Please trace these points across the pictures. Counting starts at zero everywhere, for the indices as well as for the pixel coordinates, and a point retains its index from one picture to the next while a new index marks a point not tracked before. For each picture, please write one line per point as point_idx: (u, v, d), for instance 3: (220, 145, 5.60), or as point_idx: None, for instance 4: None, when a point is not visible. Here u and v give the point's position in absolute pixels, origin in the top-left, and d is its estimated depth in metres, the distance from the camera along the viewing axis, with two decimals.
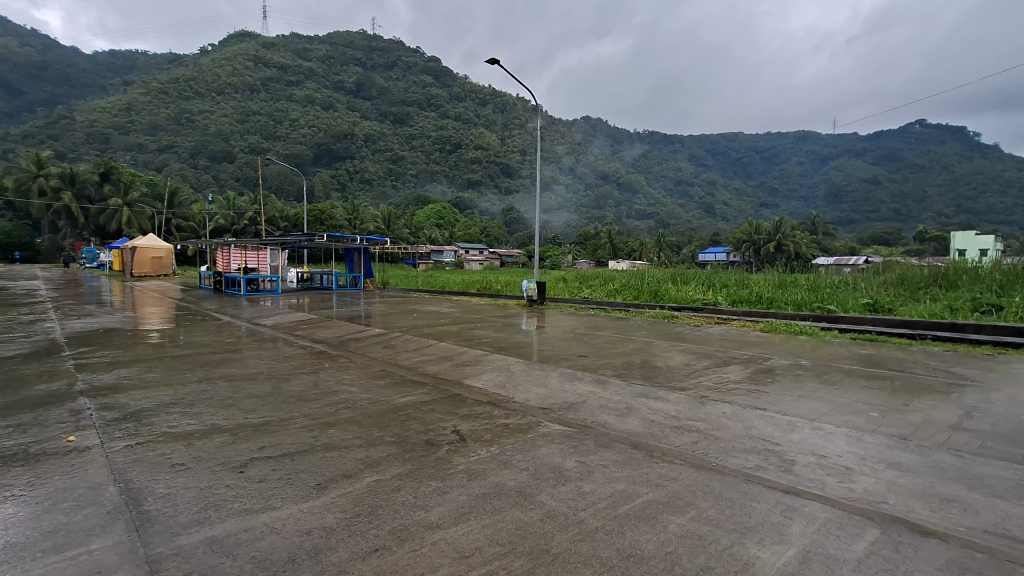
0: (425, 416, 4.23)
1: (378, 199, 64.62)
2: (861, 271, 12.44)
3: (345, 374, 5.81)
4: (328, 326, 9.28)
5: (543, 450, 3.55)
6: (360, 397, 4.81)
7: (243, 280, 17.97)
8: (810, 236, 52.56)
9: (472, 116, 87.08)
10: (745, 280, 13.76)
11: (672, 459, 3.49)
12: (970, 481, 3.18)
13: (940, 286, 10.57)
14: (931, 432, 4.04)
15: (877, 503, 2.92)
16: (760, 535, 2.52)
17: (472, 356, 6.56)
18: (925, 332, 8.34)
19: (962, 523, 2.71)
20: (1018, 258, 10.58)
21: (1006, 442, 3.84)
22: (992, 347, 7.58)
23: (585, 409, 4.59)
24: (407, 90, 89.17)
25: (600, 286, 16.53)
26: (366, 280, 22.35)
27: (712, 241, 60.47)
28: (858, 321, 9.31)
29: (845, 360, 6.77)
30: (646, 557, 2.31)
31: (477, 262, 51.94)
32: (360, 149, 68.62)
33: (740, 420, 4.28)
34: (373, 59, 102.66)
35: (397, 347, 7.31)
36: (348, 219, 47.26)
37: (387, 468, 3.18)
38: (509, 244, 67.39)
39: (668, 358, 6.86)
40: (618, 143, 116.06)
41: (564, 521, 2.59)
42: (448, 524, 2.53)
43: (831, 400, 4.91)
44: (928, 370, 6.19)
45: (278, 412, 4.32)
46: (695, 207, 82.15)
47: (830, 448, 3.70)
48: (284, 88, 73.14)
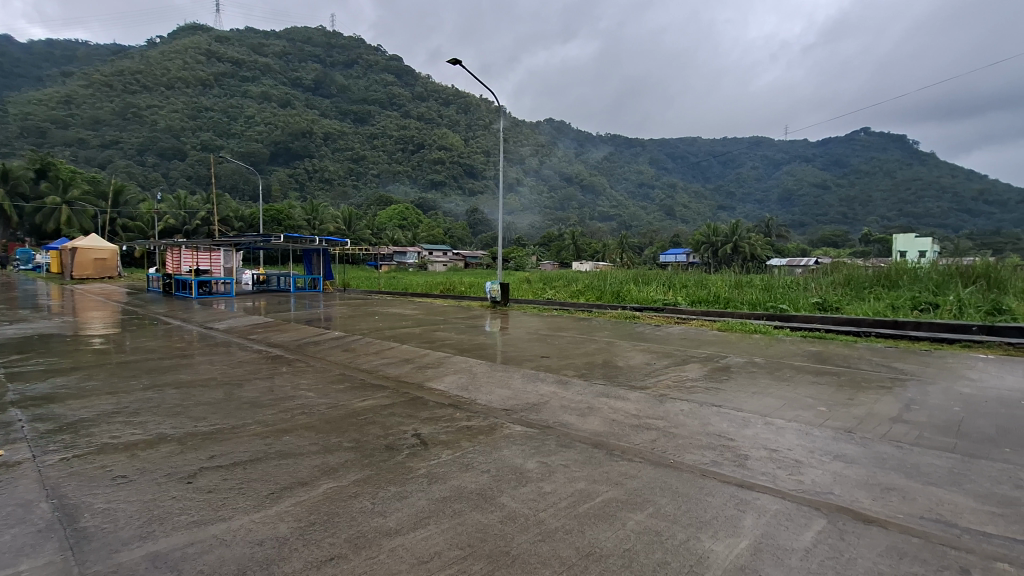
0: (386, 420, 4.16)
1: (338, 199, 63.46)
2: (812, 271, 13.00)
3: (303, 378, 5.66)
4: (287, 329, 9.03)
5: (506, 452, 3.55)
6: (319, 402, 4.68)
7: (193, 282, 17.22)
8: (764, 239, 54.69)
9: (435, 116, 86.32)
10: (703, 280, 14.18)
11: (631, 458, 3.54)
12: (908, 470, 3.36)
13: (883, 285, 11.16)
14: (873, 425, 4.26)
15: (822, 493, 3.06)
16: (715, 529, 2.58)
17: (434, 358, 6.52)
18: (869, 329, 8.79)
19: (901, 509, 2.86)
20: (953, 259, 11.32)
21: (939, 432, 4.08)
22: (930, 343, 8.05)
23: (547, 410, 4.62)
24: (368, 89, 87.87)
25: (564, 287, 16.76)
26: (325, 282, 21.85)
27: (672, 242, 62.11)
28: (808, 319, 9.70)
29: (795, 357, 7.06)
30: (604, 555, 2.33)
31: (440, 263, 51.78)
32: (319, 148, 67.14)
33: (697, 418, 4.39)
34: (333, 56, 100.40)
35: (358, 350, 7.18)
36: (307, 219, 46.14)
37: (345, 474, 3.11)
38: (473, 245, 67.41)
39: (628, 357, 6.99)
40: (581, 146, 117.75)
41: (524, 523, 2.59)
42: (406, 529, 2.49)
43: (783, 396, 5.10)
44: (872, 365, 6.52)
45: (230, 419, 4.15)
46: (656, 209, 83.97)
47: (780, 443, 3.85)
48: (239, 83, 70.63)
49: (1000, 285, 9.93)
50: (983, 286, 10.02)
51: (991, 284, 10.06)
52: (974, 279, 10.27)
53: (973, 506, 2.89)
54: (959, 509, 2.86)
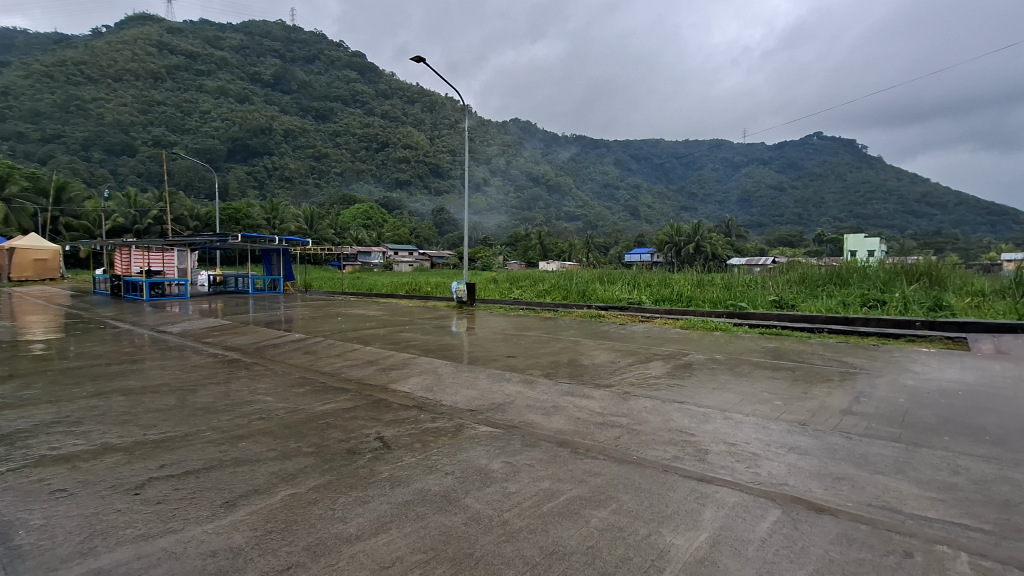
0: (348, 424, 4.08)
1: (299, 198, 61.99)
2: (769, 271, 13.38)
3: (261, 382, 5.48)
4: (244, 333, 8.72)
5: (470, 453, 3.53)
6: (278, 406, 4.56)
7: (144, 284, 16.51)
8: (725, 239, 56.33)
9: (399, 114, 85.32)
10: (667, 279, 14.42)
11: (595, 455, 3.57)
12: (858, 460, 3.51)
13: (835, 283, 11.62)
14: (825, 417, 4.44)
15: (778, 485, 3.16)
16: (675, 523, 2.64)
17: (398, 359, 6.41)
18: (823, 326, 9.14)
19: (850, 498, 2.99)
20: (898, 258, 11.92)
21: (886, 423, 4.28)
22: (877, 337, 8.43)
23: (512, 409, 4.61)
24: (330, 86, 86.16)
25: (530, 286, 16.83)
26: (285, 283, 21.29)
27: (636, 242, 63.30)
28: (765, 317, 10.04)
29: (753, 353, 7.29)
30: (568, 553, 2.34)
31: (405, 263, 51.33)
32: (279, 145, 65.39)
33: (659, 414, 4.49)
34: (293, 51, 97.66)
35: (319, 353, 7.02)
36: (266, 219, 44.88)
37: (304, 480, 3.02)
38: (439, 245, 67.00)
39: (593, 356, 7.06)
40: (547, 146, 118.69)
41: (488, 524, 2.58)
42: (367, 535, 2.44)
43: (741, 391, 5.25)
44: (824, 360, 6.78)
45: (183, 426, 3.98)
46: (621, 210, 85.40)
47: (738, 436, 3.96)
48: (193, 77, 67.95)
49: (940, 282, 10.52)
50: (926, 283, 10.58)
51: (932, 282, 10.64)
52: (917, 277, 10.84)
53: (916, 492, 3.04)
54: (905, 496, 3.00)
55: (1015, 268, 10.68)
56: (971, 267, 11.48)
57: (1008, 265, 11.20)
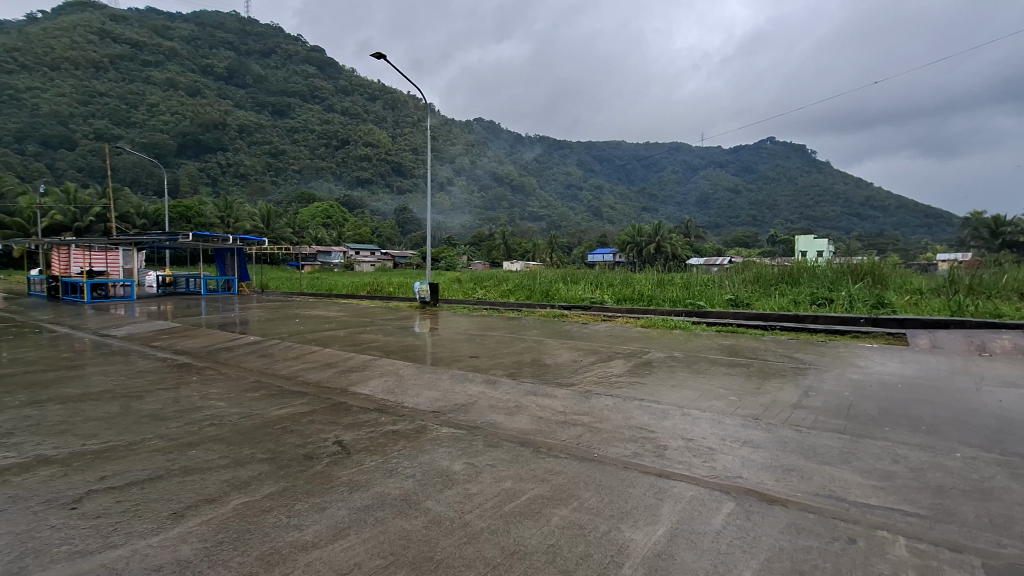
0: (305, 428, 3.97)
1: (254, 196, 60.03)
2: (725, 271, 13.76)
3: (213, 387, 5.26)
4: (195, 336, 8.36)
5: (430, 455, 3.49)
6: (230, 412, 4.39)
7: (85, 285, 15.63)
8: (685, 239, 57.89)
9: (360, 111, 83.79)
10: (628, 279, 14.65)
11: (557, 453, 3.60)
12: (807, 452, 3.65)
13: (787, 283, 12.09)
14: (777, 411, 4.62)
15: (732, 477, 3.27)
16: (635, 518, 2.68)
17: (359, 361, 6.29)
18: (776, 323, 9.50)
19: (799, 487, 3.12)
20: (845, 258, 12.54)
21: (832, 415, 4.50)
22: (826, 334, 8.82)
23: (475, 410, 4.59)
24: (287, 80, 83.73)
25: (493, 286, 16.85)
26: (240, 284, 20.53)
27: (599, 243, 64.31)
28: (722, 315, 10.37)
29: (710, 351, 7.50)
30: (529, 553, 2.35)
31: (367, 263, 50.52)
32: (233, 140, 63.09)
33: (620, 411, 4.57)
34: (248, 43, 94.20)
35: (274, 355, 6.83)
36: (220, 217, 43.28)
37: (258, 488, 2.93)
38: (402, 245, 66.09)
39: (556, 356, 7.10)
40: (511, 146, 118.77)
41: (449, 526, 2.56)
42: (324, 542, 2.38)
43: (698, 387, 5.41)
44: (776, 356, 7.06)
45: (126, 435, 3.78)
46: (584, 210, 86.35)
47: (695, 431, 4.07)
48: (139, 68, 64.52)
49: (881, 280, 11.15)
50: (869, 282, 11.15)
51: (875, 281, 11.23)
52: (862, 276, 11.43)
53: (859, 481, 3.19)
54: (848, 484, 3.15)
55: (949, 267, 11.40)
56: (910, 267, 12.20)
57: (943, 265, 11.96)
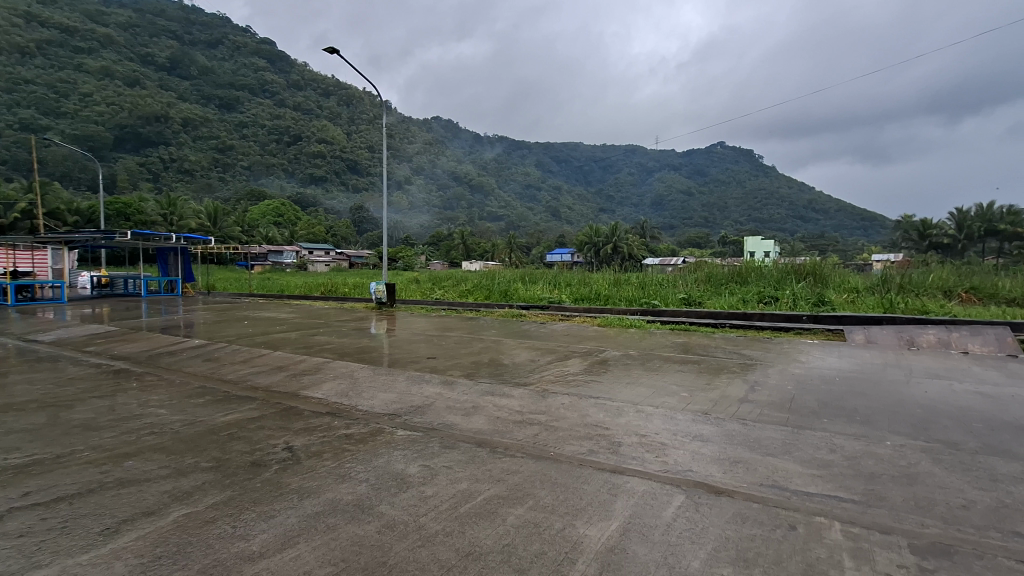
0: (252, 434, 3.83)
1: (200, 192, 57.54)
2: (679, 271, 14.16)
3: (153, 394, 4.99)
4: (135, 340, 7.94)
5: (386, 459, 3.43)
6: (172, 419, 4.18)
7: (8, 287, 14.47)
8: (640, 240, 59.34)
9: (313, 107, 81.47)
10: (585, 279, 14.87)
11: (514, 453, 3.62)
12: (752, 444, 3.82)
13: (736, 282, 12.57)
14: (725, 406, 4.80)
15: (683, 471, 3.37)
16: (588, 515, 2.73)
17: (310, 364, 6.13)
18: (725, 321, 9.87)
19: (746, 479, 3.25)
20: (789, 258, 13.16)
21: (777, 408, 4.71)
22: (772, 331, 9.24)
23: (432, 411, 4.55)
24: (235, 73, 80.51)
25: (452, 286, 16.78)
26: (185, 285, 19.58)
27: (558, 243, 65.12)
28: (675, 313, 10.69)
29: (664, 348, 7.73)
30: (484, 553, 2.35)
31: (321, 262, 49.32)
32: (176, 135, 60.23)
33: (576, 410, 4.63)
34: (192, 33, 89.91)
35: (221, 360, 6.55)
36: (162, 215, 41.20)
37: (201, 498, 2.80)
38: (358, 244, 64.77)
39: (513, 355, 7.11)
40: (468, 146, 118.34)
41: (404, 530, 2.52)
42: (271, 552, 2.30)
43: (652, 384, 5.56)
44: (725, 353, 7.35)
45: (54, 447, 3.54)
46: (542, 211, 86.80)
47: (648, 428, 4.18)
48: (70, 54, 60.37)
49: (822, 279, 11.75)
50: (811, 281, 11.76)
51: (816, 279, 11.84)
52: (805, 276, 12.02)
53: (800, 470, 3.36)
54: (790, 474, 3.31)
55: (883, 267, 12.12)
56: (848, 267, 12.91)
57: (877, 265, 12.71)
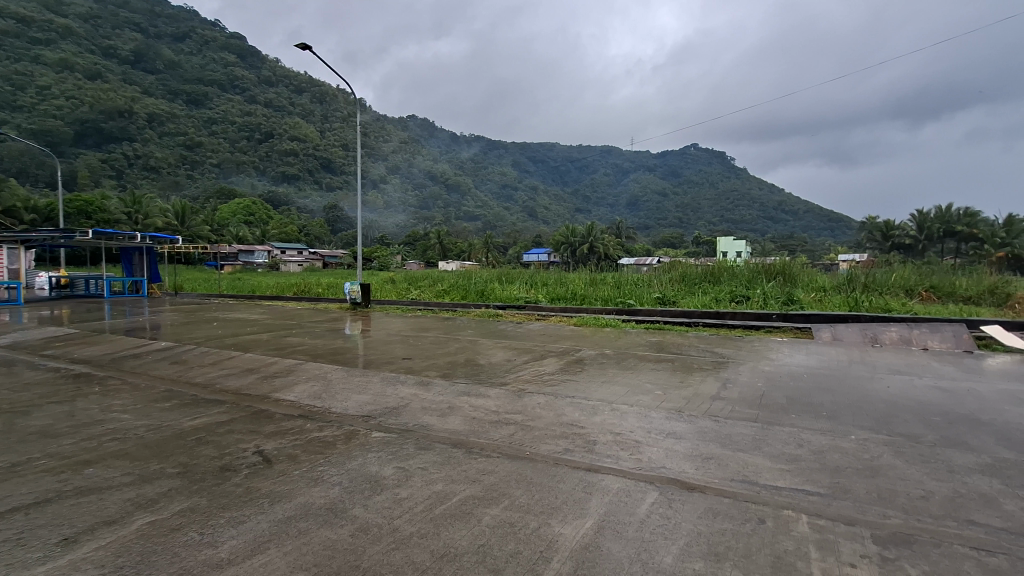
0: (222, 439, 3.74)
1: (167, 190, 55.94)
2: (654, 270, 14.34)
3: (116, 398, 4.83)
4: (96, 343, 7.65)
5: (359, 461, 3.39)
6: (136, 425, 4.04)
7: None
8: (616, 239, 59.98)
9: (285, 104, 79.82)
10: (562, 279, 14.95)
11: (490, 453, 3.61)
12: (724, 441, 3.90)
13: (709, 281, 12.80)
14: (699, 403, 4.88)
15: (656, 468, 3.42)
16: (564, 513, 2.75)
17: (282, 367, 6.01)
18: (699, 320, 10.03)
19: (717, 475, 3.32)
20: (760, 258, 13.47)
21: (747, 405, 4.82)
22: (744, 329, 9.44)
23: (407, 412, 4.52)
24: (203, 68, 78.35)
25: (428, 286, 16.68)
26: (150, 285, 18.96)
27: (534, 243, 65.40)
28: (650, 312, 10.84)
29: (639, 347, 7.82)
30: (458, 554, 2.34)
31: (294, 262, 48.49)
32: (141, 131, 58.30)
33: (552, 409, 4.65)
34: (158, 26, 87.25)
35: (188, 362, 6.37)
36: (126, 213, 39.95)
37: (166, 505, 2.72)
38: (332, 244, 63.88)
39: (490, 356, 7.09)
40: (444, 145, 117.76)
41: (377, 533, 2.49)
42: (241, 559, 2.25)
43: (628, 383, 5.62)
44: (698, 351, 7.47)
45: (9, 456, 3.39)
46: (518, 210, 86.91)
47: (623, 426, 4.22)
48: (26, 45, 57.82)
49: (792, 278, 12.05)
50: (781, 280, 12.06)
51: (786, 279, 12.15)
52: (775, 275, 12.31)
53: (770, 465, 3.45)
54: (761, 469, 3.38)
55: (849, 267, 12.46)
56: (816, 266, 13.25)
57: (843, 265, 13.07)
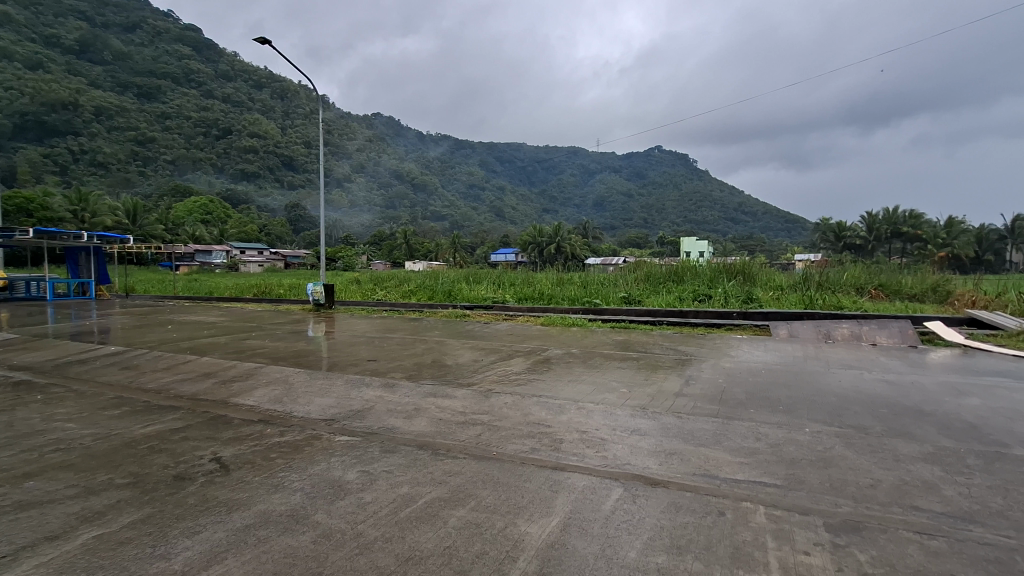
0: (176, 446, 3.59)
1: (117, 187, 53.47)
2: (619, 270, 14.55)
3: (60, 406, 4.58)
4: (38, 349, 7.22)
5: (323, 466, 3.32)
6: (83, 434, 3.85)
7: None
8: (583, 239, 60.65)
9: (244, 99, 77.01)
10: (529, 279, 15.01)
11: (456, 455, 3.59)
12: (686, 436, 4.00)
13: (673, 281, 13.09)
14: (662, 400, 5.00)
15: (622, 465, 3.47)
16: (530, 512, 2.76)
17: (241, 370, 5.82)
18: (663, 319, 10.25)
19: (680, 470, 3.39)
20: (721, 258, 13.85)
21: (708, 401, 4.96)
22: (706, 327, 9.71)
23: (372, 415, 4.44)
24: (155, 60, 75.13)
25: (394, 287, 16.47)
26: (98, 288, 18.00)
27: (502, 243, 65.53)
28: (616, 312, 10.99)
29: (605, 346, 7.92)
30: (424, 557, 2.32)
31: (254, 262, 47.13)
32: (88, 125, 55.45)
33: (519, 408, 4.67)
34: (105, 15, 83.18)
35: (140, 367, 6.10)
36: (71, 211, 38.04)
37: (118, 517, 2.60)
38: (295, 244, 62.42)
39: (457, 356, 7.08)
40: (410, 143, 116.40)
41: (340, 538, 2.45)
42: (198, 570, 2.17)
43: (593, 381, 5.70)
44: (663, 349, 7.65)
45: None
46: (486, 210, 86.63)
47: (590, 424, 4.27)
48: None
49: (751, 278, 12.42)
50: (741, 279, 12.45)
51: (745, 278, 12.54)
52: (735, 274, 12.69)
53: (729, 459, 3.56)
54: (719, 463, 3.49)
55: (804, 267, 12.88)
56: (773, 266, 13.68)
57: (799, 265, 13.50)
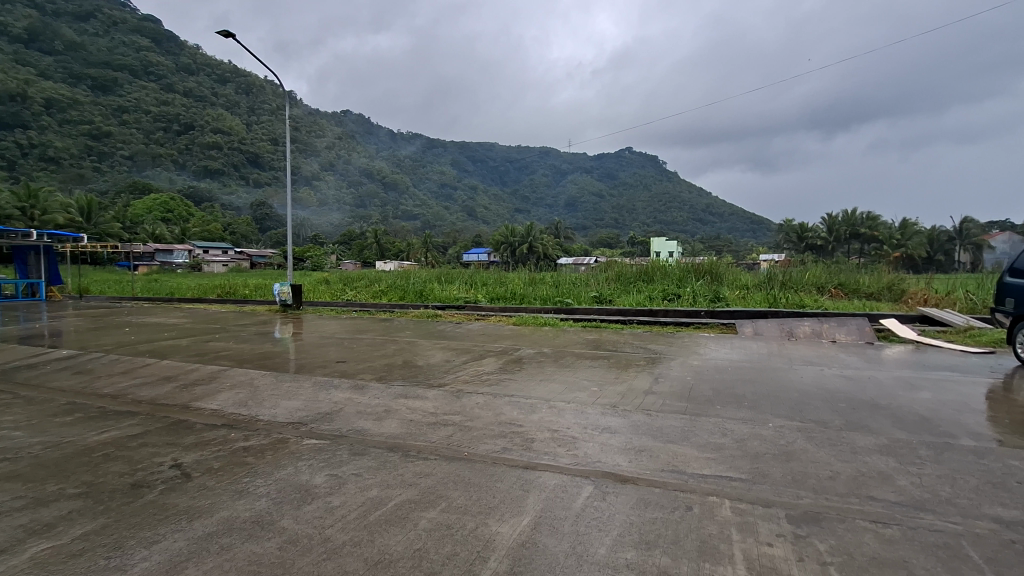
0: (134, 453, 3.46)
1: (70, 183, 51.14)
2: (591, 269, 14.66)
3: (5, 413, 4.34)
4: None
5: (289, 470, 3.24)
6: (30, 442, 3.66)
7: None
8: (554, 239, 60.97)
9: (206, 93, 74.34)
10: (501, 279, 15.01)
11: (426, 456, 3.56)
12: (655, 433, 4.06)
13: (644, 280, 13.27)
14: (632, 398, 5.07)
15: (592, 463, 3.51)
16: (501, 513, 2.75)
17: (204, 373, 5.66)
18: (633, 318, 10.40)
19: (649, 466, 3.45)
20: (690, 258, 14.11)
21: (677, 398, 5.05)
22: (675, 326, 9.90)
23: (340, 417, 4.36)
24: (111, 51, 72.03)
25: (364, 287, 16.23)
26: (49, 288, 17.18)
27: (474, 242, 65.29)
28: (587, 311, 11.07)
29: (577, 345, 7.98)
30: (393, 560, 2.30)
31: (218, 262, 45.83)
32: (38, 117, 52.86)
33: (490, 409, 4.66)
34: (57, 4, 79.35)
35: (95, 371, 5.85)
36: (20, 208, 36.24)
37: (70, 528, 2.49)
38: (261, 243, 60.82)
39: (428, 356, 7.04)
40: (381, 142, 114.67)
41: (306, 544, 2.40)
42: None
43: (565, 380, 5.74)
44: (632, 348, 7.76)
45: None
46: (458, 210, 85.91)
47: (561, 423, 4.30)
48: None
49: (718, 277, 12.71)
50: (709, 279, 12.72)
51: (713, 277, 12.83)
52: (703, 274, 12.96)
53: (696, 454, 3.63)
54: (687, 458, 3.57)
55: (769, 266, 13.22)
56: (740, 266, 14.01)
57: (764, 264, 13.84)
